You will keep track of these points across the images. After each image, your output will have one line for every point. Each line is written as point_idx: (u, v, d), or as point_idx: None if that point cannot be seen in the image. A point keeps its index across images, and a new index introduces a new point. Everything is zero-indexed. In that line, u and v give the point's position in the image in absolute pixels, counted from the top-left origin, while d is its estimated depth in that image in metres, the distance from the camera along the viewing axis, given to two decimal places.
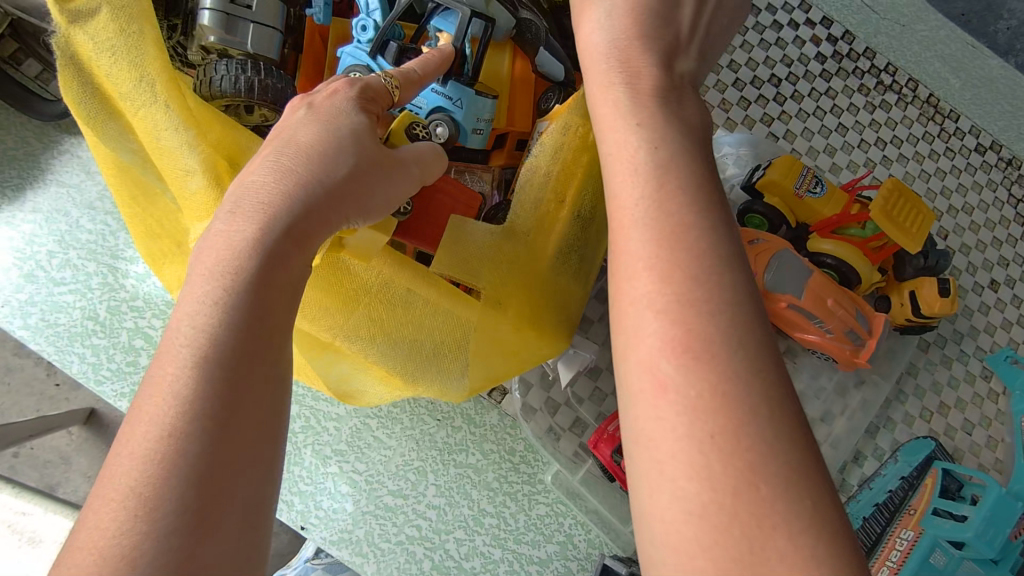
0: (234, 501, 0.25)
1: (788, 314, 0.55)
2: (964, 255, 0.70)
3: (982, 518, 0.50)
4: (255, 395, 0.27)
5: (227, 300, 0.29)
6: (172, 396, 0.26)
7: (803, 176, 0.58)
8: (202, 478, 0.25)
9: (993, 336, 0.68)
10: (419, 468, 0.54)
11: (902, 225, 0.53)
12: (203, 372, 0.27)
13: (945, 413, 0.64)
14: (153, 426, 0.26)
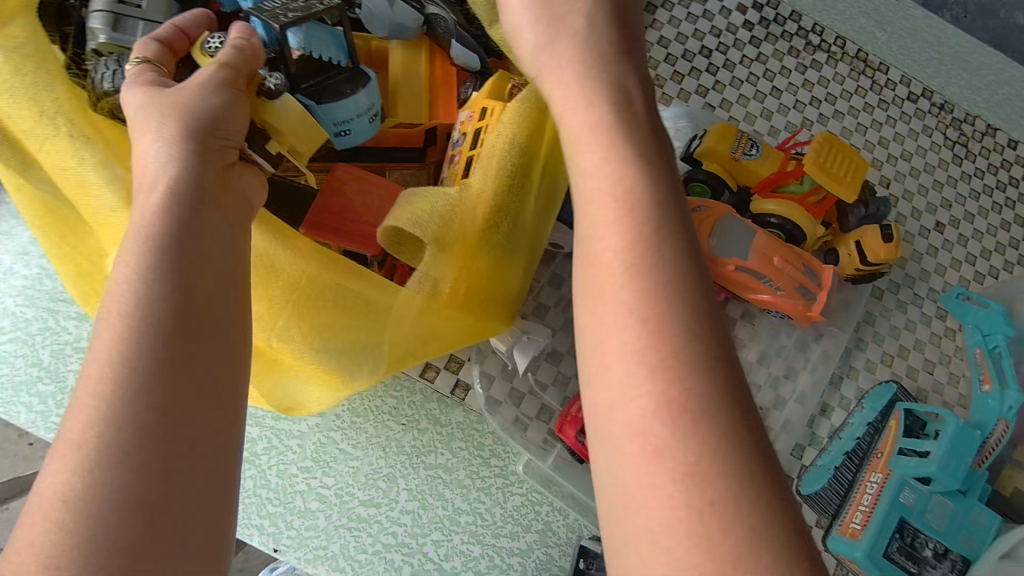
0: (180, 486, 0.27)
1: (737, 277, 0.55)
2: (907, 201, 0.71)
3: (944, 451, 0.49)
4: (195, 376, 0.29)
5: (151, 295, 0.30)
6: (95, 404, 0.27)
7: (738, 140, 0.58)
8: (139, 460, 0.26)
9: (943, 277, 0.69)
10: (388, 475, 0.54)
11: (838, 176, 0.54)
12: (126, 368, 0.28)
13: (906, 356, 0.65)
14: (75, 436, 0.27)
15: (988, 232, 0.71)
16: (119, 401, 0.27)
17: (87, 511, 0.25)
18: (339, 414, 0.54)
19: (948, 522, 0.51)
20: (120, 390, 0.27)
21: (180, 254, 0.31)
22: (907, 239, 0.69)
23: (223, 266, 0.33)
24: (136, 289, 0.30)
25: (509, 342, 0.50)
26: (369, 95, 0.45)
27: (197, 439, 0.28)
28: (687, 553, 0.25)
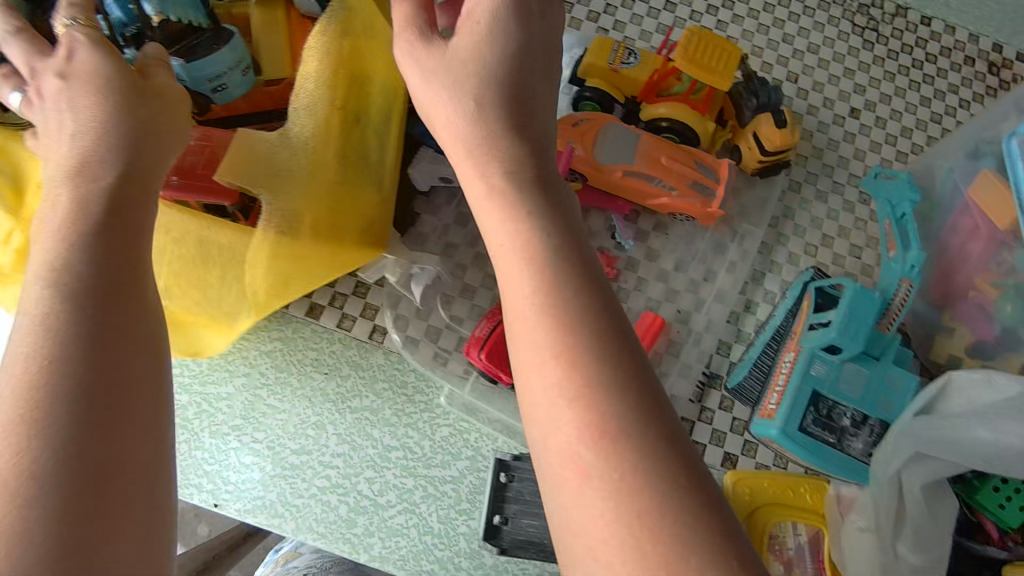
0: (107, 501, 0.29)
1: (629, 182, 0.56)
2: (819, 92, 0.69)
3: (843, 317, 0.50)
4: (128, 410, 0.31)
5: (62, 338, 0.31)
6: (13, 442, 0.28)
7: (614, 51, 0.58)
8: (67, 482, 0.28)
9: (864, 161, 0.67)
10: (316, 423, 0.56)
11: (708, 66, 0.53)
12: (53, 404, 0.29)
13: (830, 245, 0.64)
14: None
15: (907, 110, 0.69)
16: (38, 432, 0.29)
17: (26, 528, 0.26)
18: (264, 371, 0.57)
19: (864, 388, 0.51)
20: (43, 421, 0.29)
21: (97, 292, 0.33)
22: (820, 130, 0.67)
23: (140, 310, 0.35)
24: (43, 327, 0.32)
25: (401, 274, 0.51)
26: (231, 50, 0.47)
27: (122, 448, 0.30)
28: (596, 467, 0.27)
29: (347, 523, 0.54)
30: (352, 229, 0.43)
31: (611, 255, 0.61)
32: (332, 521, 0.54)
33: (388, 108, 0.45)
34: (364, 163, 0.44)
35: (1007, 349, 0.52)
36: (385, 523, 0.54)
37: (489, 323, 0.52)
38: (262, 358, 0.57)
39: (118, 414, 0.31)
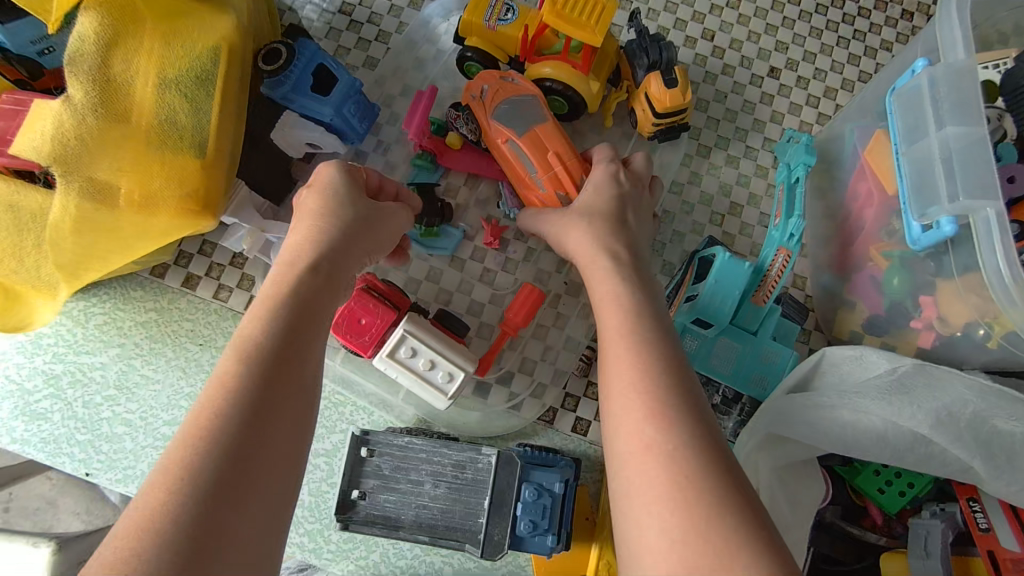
0: (249, 494, 0.29)
1: (507, 151, 0.53)
2: (735, 51, 0.65)
3: (711, 288, 0.47)
4: (287, 403, 0.32)
5: (250, 359, 0.33)
6: (176, 468, 0.28)
7: (491, 7, 0.54)
8: (205, 508, 0.27)
9: (780, 124, 0.63)
10: (190, 395, 0.56)
11: (582, 21, 0.50)
12: (205, 437, 0.29)
13: (739, 214, 0.61)
14: (147, 500, 0.27)
15: (832, 69, 0.64)
16: (197, 460, 0.29)
17: (166, 513, 0.27)
18: (138, 342, 0.56)
19: (735, 364, 0.48)
20: (238, 405, 0.31)
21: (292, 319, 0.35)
22: (734, 91, 0.64)
23: (318, 341, 0.36)
24: (244, 351, 0.33)
25: (253, 243, 0.51)
26: None
27: (267, 472, 0.30)
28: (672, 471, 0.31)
29: None
30: (162, 195, 0.41)
31: (499, 224, 0.58)
32: None
33: (204, 71, 0.42)
34: (173, 129, 0.41)
35: (897, 325, 0.49)
36: None
37: None
38: (138, 329, 0.57)
39: (270, 446, 0.31)
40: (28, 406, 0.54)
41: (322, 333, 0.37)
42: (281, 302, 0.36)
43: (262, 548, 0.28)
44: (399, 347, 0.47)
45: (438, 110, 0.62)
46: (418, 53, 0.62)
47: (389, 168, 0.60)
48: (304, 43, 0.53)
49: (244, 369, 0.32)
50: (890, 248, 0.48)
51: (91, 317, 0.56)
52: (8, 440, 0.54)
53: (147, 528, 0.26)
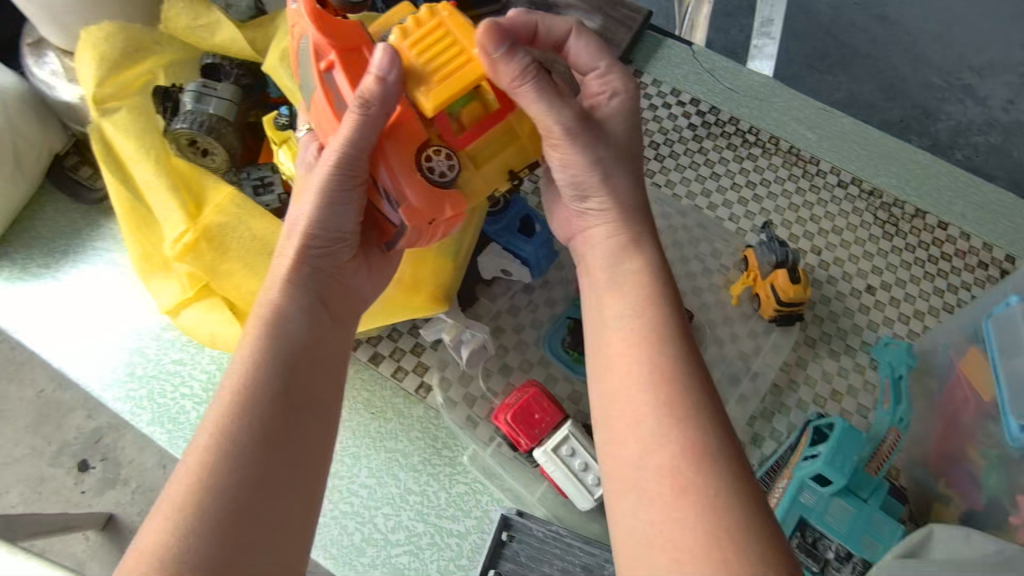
0: (259, 513, 0.39)
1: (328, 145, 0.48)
2: (838, 266, 0.79)
3: (832, 448, 0.55)
4: (296, 428, 0.43)
5: (246, 398, 0.42)
6: (185, 490, 0.38)
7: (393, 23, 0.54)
8: (217, 531, 0.37)
9: (876, 331, 0.75)
10: (354, 454, 0.64)
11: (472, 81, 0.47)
12: (224, 464, 0.39)
13: (838, 399, 0.71)
14: (163, 518, 0.37)
15: (919, 295, 0.78)
16: (210, 485, 0.38)
17: (185, 530, 0.37)
18: None
19: (849, 525, 0.54)
20: (229, 437, 0.40)
21: (276, 361, 0.44)
22: (837, 298, 0.77)
23: (310, 386, 0.45)
24: (236, 389, 0.42)
25: (454, 335, 0.62)
26: None
27: (271, 497, 0.40)
28: (695, 485, 0.38)
29: (358, 551, 0.59)
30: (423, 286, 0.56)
31: None
32: (344, 545, 0.60)
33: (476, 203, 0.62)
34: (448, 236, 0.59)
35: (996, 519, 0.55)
36: (390, 559, 0.59)
37: (517, 394, 0.59)
38: None
39: (263, 480, 0.40)
40: None
41: (313, 379, 0.46)
42: (274, 342, 0.45)
43: (283, 551, 0.39)
44: (562, 445, 0.57)
45: None
46: None
47: (550, 302, 0.72)
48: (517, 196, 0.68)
49: (237, 406, 0.42)
50: (986, 447, 0.56)
51: None
52: None
53: (170, 537, 0.36)
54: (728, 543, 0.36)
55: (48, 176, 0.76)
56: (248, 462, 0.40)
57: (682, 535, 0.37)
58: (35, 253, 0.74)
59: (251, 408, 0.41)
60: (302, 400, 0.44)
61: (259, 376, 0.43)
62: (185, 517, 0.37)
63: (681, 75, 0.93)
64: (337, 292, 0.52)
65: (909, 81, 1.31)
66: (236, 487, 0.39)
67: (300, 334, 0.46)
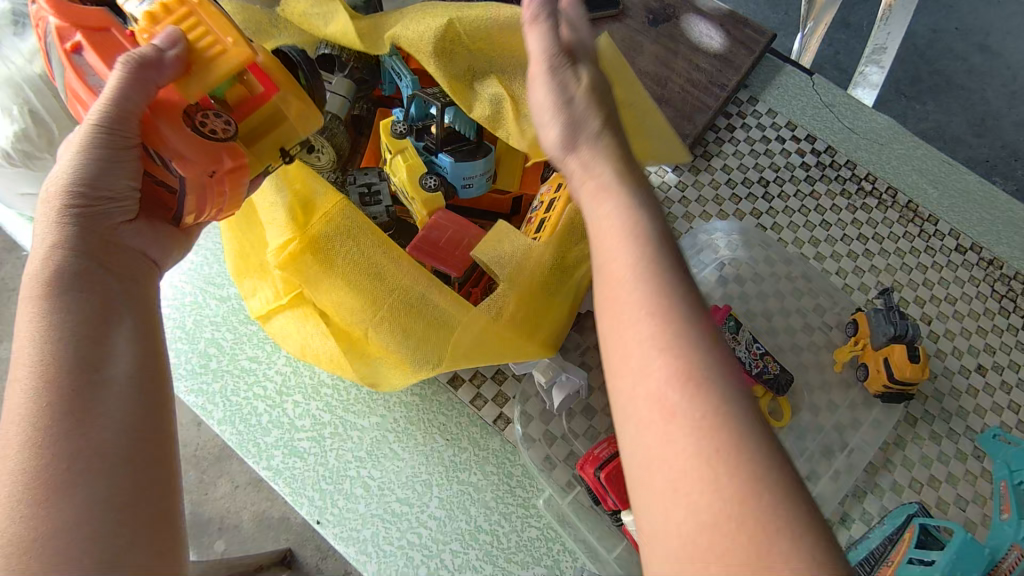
0: (104, 492, 0.38)
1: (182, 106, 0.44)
2: (948, 339, 0.73)
3: (949, 560, 0.52)
4: (99, 401, 0.40)
5: (37, 383, 0.39)
6: (26, 489, 0.37)
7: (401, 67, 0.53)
8: (66, 528, 0.37)
9: (983, 418, 0.70)
10: (425, 481, 0.61)
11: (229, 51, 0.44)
12: (35, 455, 0.38)
13: (936, 486, 0.66)
14: (12, 518, 0.37)
15: None
16: (34, 481, 0.37)
17: (42, 529, 0.36)
18: (397, 419, 0.63)
19: None
20: (31, 429, 0.38)
21: (72, 333, 0.41)
22: (944, 374, 0.71)
23: (122, 346, 0.42)
24: (34, 374, 0.40)
25: (549, 377, 0.59)
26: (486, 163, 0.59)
27: (115, 478, 0.39)
28: (682, 409, 0.35)
29: None
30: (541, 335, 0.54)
31: None
32: None
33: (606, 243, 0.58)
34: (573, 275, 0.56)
35: None
36: None
37: (610, 447, 0.56)
38: (399, 407, 0.64)
39: (92, 462, 0.38)
40: (291, 441, 0.62)
41: (122, 336, 0.43)
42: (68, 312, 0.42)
43: (148, 517, 0.39)
44: None
45: None
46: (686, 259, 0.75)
47: None
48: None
49: (44, 391, 0.39)
50: None
51: None
52: (265, 466, 0.61)
53: (9, 540, 0.36)
54: (745, 528, 0.32)
55: None
56: (58, 452, 0.38)
57: (677, 457, 0.34)
58: None
59: (56, 395, 0.39)
60: (102, 363, 0.41)
61: (52, 351, 0.40)
62: (33, 513, 0.37)
63: (798, 108, 0.87)
64: (130, 252, 0.46)
65: (1003, 131, 1.48)
66: (64, 478, 0.38)
67: (90, 291, 0.43)
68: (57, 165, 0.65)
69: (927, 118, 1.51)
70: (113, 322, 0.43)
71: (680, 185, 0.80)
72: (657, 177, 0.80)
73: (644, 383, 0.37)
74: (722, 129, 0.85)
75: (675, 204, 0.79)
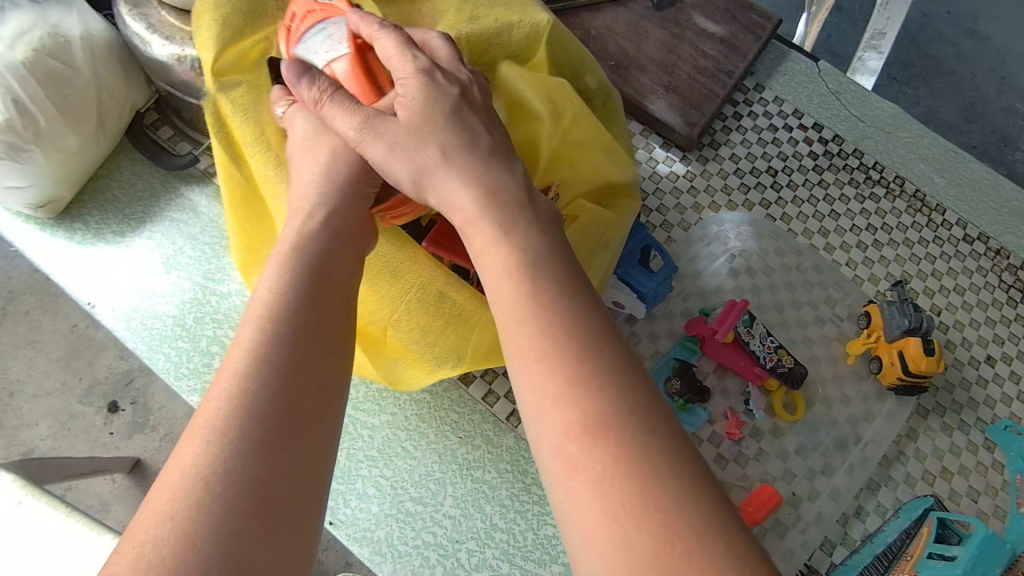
0: (291, 479, 0.33)
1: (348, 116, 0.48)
2: (958, 330, 0.74)
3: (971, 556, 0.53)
4: (317, 383, 0.36)
5: (274, 331, 0.36)
6: (210, 435, 0.32)
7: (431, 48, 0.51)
8: (246, 496, 0.31)
9: (992, 408, 0.70)
10: (439, 480, 0.60)
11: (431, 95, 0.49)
12: (240, 402, 0.33)
13: (948, 478, 0.66)
14: (187, 458, 0.31)
15: None
16: (233, 433, 0.32)
17: (213, 487, 0.30)
18: (408, 417, 0.62)
19: None
20: (260, 384, 0.34)
21: (312, 295, 0.39)
22: (954, 366, 0.72)
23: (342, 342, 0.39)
24: (265, 321, 0.37)
25: None
26: None
27: (302, 467, 0.33)
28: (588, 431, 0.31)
29: None
30: None
31: (739, 419, 0.65)
32: None
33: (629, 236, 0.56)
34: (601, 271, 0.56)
35: None
36: None
37: None
38: (410, 405, 0.63)
39: (300, 439, 0.34)
40: None
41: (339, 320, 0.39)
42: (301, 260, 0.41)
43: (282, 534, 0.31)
44: None
45: (701, 304, 0.72)
46: (696, 251, 0.74)
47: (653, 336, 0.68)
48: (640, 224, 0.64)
49: (274, 343, 0.36)
50: None
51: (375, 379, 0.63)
52: None
53: (177, 488, 0.30)
54: (629, 510, 0.28)
55: (127, 133, 0.70)
56: (265, 417, 0.33)
57: (571, 446, 0.31)
58: (108, 216, 0.68)
59: (281, 351, 0.36)
60: (331, 348, 0.38)
61: (292, 306, 0.38)
62: (213, 470, 0.31)
63: (805, 96, 0.86)
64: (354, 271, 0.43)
65: (992, 115, 1.49)
66: (257, 442, 0.32)
67: (315, 261, 0.41)
68: (43, 157, 0.61)
69: (917, 102, 1.51)
70: (330, 302, 0.40)
71: (689, 175, 0.79)
72: (664, 167, 0.79)
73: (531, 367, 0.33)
74: (730, 117, 0.83)
75: (684, 194, 0.78)
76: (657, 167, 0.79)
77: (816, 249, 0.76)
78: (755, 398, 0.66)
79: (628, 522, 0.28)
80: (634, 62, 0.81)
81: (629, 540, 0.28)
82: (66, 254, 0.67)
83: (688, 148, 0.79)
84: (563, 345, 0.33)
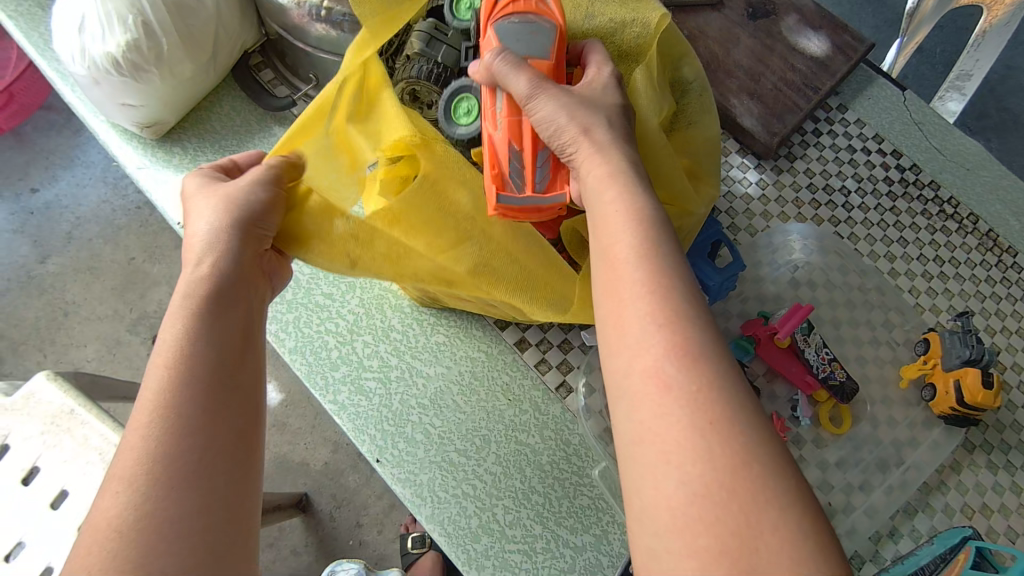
0: (221, 499, 0.41)
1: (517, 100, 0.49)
2: (1016, 372, 0.73)
3: None
4: (228, 405, 0.44)
5: (182, 371, 0.43)
6: (142, 473, 0.40)
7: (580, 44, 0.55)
8: (191, 514, 0.40)
9: None
10: (484, 437, 0.62)
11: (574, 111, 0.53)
12: (165, 442, 0.41)
13: (987, 514, 0.65)
14: (120, 497, 0.39)
15: None
16: (165, 469, 0.40)
17: (157, 519, 0.39)
18: (462, 373, 0.64)
19: None
20: (183, 419, 0.42)
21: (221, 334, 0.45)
22: (1008, 406, 0.71)
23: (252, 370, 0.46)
24: (175, 362, 0.43)
25: None
26: None
27: (229, 482, 0.42)
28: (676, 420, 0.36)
29: (473, 537, 0.58)
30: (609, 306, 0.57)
31: (784, 423, 0.66)
32: (462, 527, 0.59)
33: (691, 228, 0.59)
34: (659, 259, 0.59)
35: None
36: (504, 554, 0.58)
37: None
38: (465, 362, 0.65)
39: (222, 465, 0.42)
40: (359, 380, 0.63)
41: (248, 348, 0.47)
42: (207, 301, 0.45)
43: (234, 537, 0.41)
44: None
45: (758, 308, 0.73)
46: (760, 257, 0.75)
47: None
48: (712, 220, 0.66)
49: (181, 377, 0.43)
50: None
51: (435, 333, 0.66)
52: (331, 400, 0.62)
53: (122, 519, 0.38)
54: (723, 489, 0.34)
55: (231, 70, 0.73)
56: (196, 448, 0.41)
57: (672, 430, 0.36)
58: (205, 145, 0.72)
59: (192, 385, 0.43)
60: (236, 372, 0.45)
61: (195, 345, 0.44)
62: (153, 502, 0.39)
63: (888, 122, 0.86)
64: (258, 296, 0.49)
65: None
66: (190, 476, 0.40)
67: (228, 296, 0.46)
68: (160, 80, 0.65)
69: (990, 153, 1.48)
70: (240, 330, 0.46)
71: (761, 183, 0.80)
72: (738, 172, 0.80)
73: (639, 357, 0.39)
74: (809, 133, 0.84)
75: (754, 200, 0.78)
76: (729, 171, 0.80)
77: (881, 272, 0.76)
78: (803, 406, 0.66)
79: (723, 504, 0.34)
80: (723, 67, 0.82)
81: (720, 517, 0.34)
82: (161, 174, 0.71)
83: (764, 157, 0.80)
84: (680, 340, 0.38)
